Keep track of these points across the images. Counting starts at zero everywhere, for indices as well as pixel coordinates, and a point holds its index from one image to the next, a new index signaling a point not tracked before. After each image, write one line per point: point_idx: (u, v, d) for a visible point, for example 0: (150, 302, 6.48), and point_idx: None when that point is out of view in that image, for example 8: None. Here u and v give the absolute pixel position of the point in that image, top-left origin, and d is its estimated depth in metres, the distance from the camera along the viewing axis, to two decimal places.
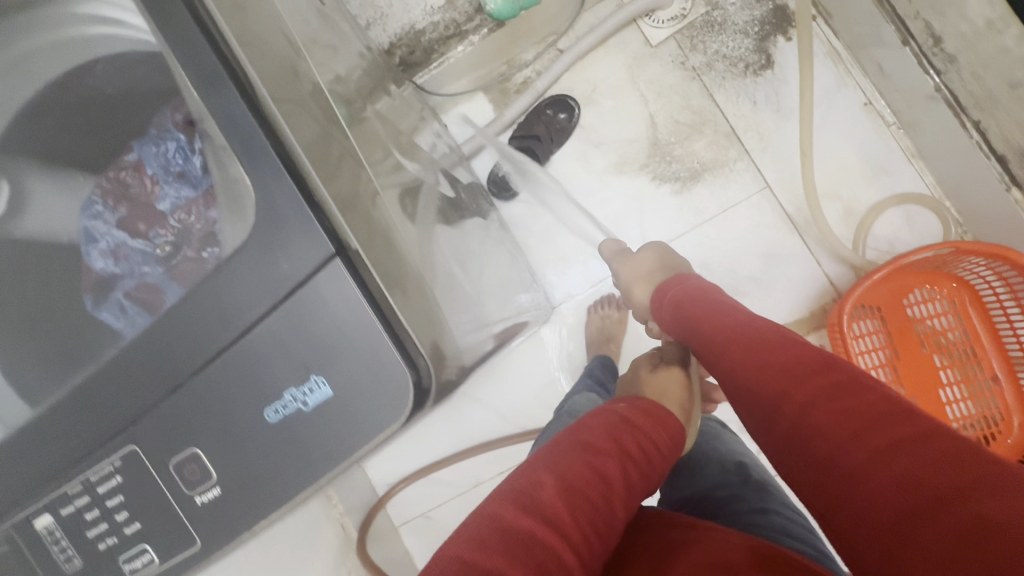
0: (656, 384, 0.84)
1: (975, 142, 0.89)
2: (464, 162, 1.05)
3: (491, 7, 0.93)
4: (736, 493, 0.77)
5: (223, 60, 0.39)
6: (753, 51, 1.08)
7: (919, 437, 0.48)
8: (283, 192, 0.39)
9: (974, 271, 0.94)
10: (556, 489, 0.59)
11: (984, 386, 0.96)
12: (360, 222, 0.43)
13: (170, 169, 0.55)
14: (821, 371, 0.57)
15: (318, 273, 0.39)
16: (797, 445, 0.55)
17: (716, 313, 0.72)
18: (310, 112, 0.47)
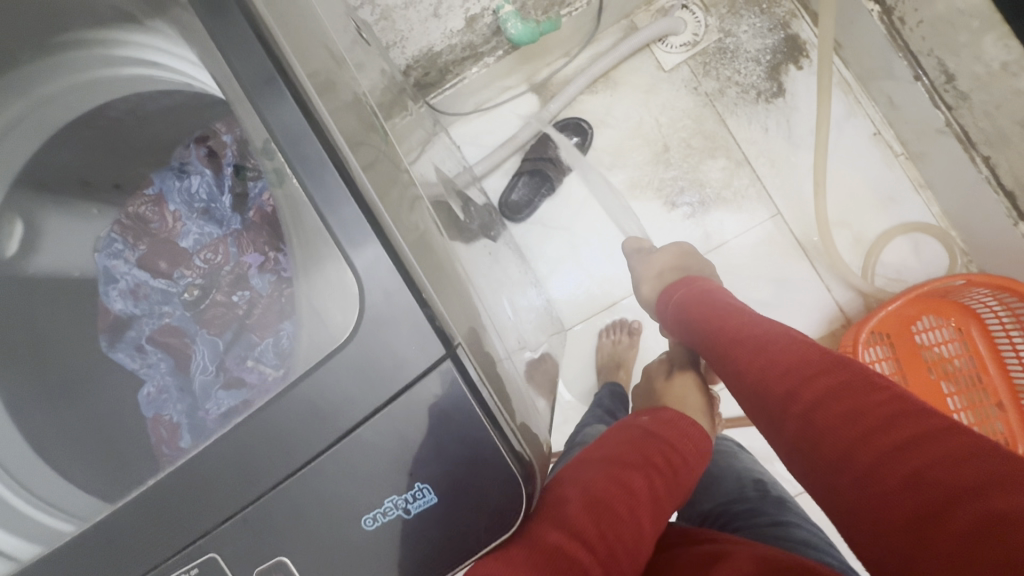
0: (674, 392, 0.85)
1: (984, 177, 0.91)
2: (477, 183, 1.03)
3: (513, 31, 0.91)
4: (755, 507, 0.71)
5: (294, 93, 0.34)
6: (765, 79, 1.09)
7: (934, 433, 0.46)
8: (357, 243, 0.34)
9: (980, 301, 0.96)
10: (581, 503, 0.52)
11: (989, 412, 0.97)
12: (428, 262, 0.39)
13: (192, 204, 0.49)
14: (831, 369, 0.57)
15: (431, 372, 0.34)
16: (810, 449, 0.54)
17: (726, 317, 0.74)
18: (369, 152, 0.41)
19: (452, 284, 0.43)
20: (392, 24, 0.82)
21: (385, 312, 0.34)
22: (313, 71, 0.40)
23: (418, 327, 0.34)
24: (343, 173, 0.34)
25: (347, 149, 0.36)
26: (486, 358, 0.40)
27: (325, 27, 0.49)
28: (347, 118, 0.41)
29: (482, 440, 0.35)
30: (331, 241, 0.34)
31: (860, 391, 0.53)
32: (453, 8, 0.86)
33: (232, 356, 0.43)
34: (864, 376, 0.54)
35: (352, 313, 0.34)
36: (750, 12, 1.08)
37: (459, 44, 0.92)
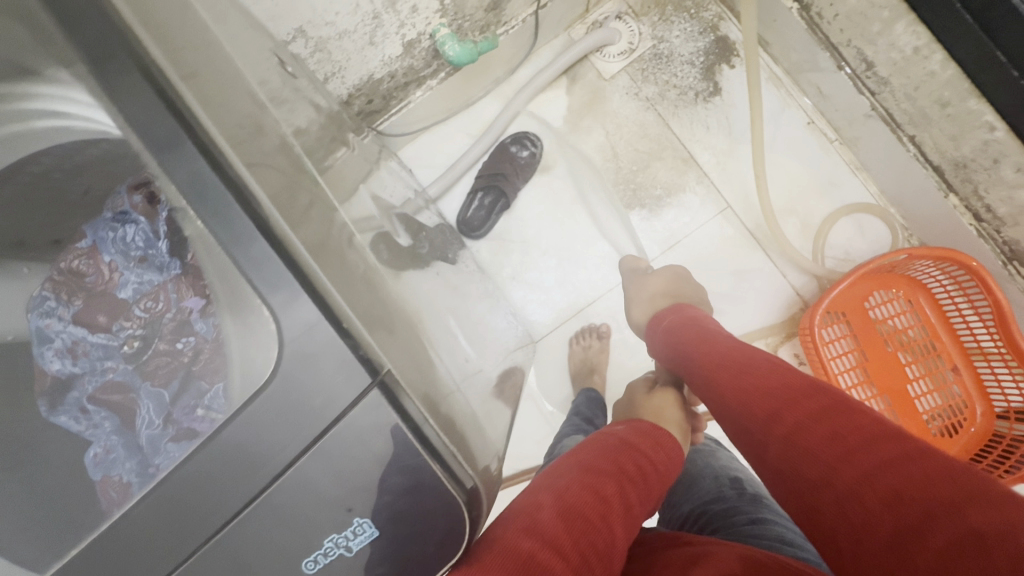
0: (652, 405, 0.84)
1: (912, 154, 0.96)
2: (432, 204, 1.03)
3: (450, 53, 0.92)
4: (732, 505, 0.71)
5: (202, 146, 0.33)
6: (701, 80, 1.13)
7: (909, 455, 0.49)
8: (275, 288, 0.33)
9: (926, 273, 1.00)
10: (556, 511, 0.53)
11: (946, 377, 1.02)
12: (362, 298, 0.38)
13: (126, 254, 0.46)
14: (812, 393, 0.60)
15: (361, 401, 0.33)
16: (791, 467, 0.55)
17: (710, 344, 0.77)
18: (289, 181, 0.40)
19: (393, 314, 0.42)
20: (328, 55, 0.80)
21: (307, 346, 0.33)
22: (226, 109, 0.39)
23: (341, 358, 0.33)
24: (250, 211, 0.33)
25: (257, 185, 0.35)
26: (426, 388, 0.39)
27: (244, 66, 0.48)
28: (271, 156, 0.40)
29: (420, 468, 0.34)
30: (244, 282, 0.33)
31: (840, 414, 0.55)
32: (390, 36, 0.85)
33: (179, 407, 0.41)
34: (842, 401, 0.57)
35: (273, 351, 0.33)
36: (680, 18, 1.13)
37: (399, 69, 0.93)
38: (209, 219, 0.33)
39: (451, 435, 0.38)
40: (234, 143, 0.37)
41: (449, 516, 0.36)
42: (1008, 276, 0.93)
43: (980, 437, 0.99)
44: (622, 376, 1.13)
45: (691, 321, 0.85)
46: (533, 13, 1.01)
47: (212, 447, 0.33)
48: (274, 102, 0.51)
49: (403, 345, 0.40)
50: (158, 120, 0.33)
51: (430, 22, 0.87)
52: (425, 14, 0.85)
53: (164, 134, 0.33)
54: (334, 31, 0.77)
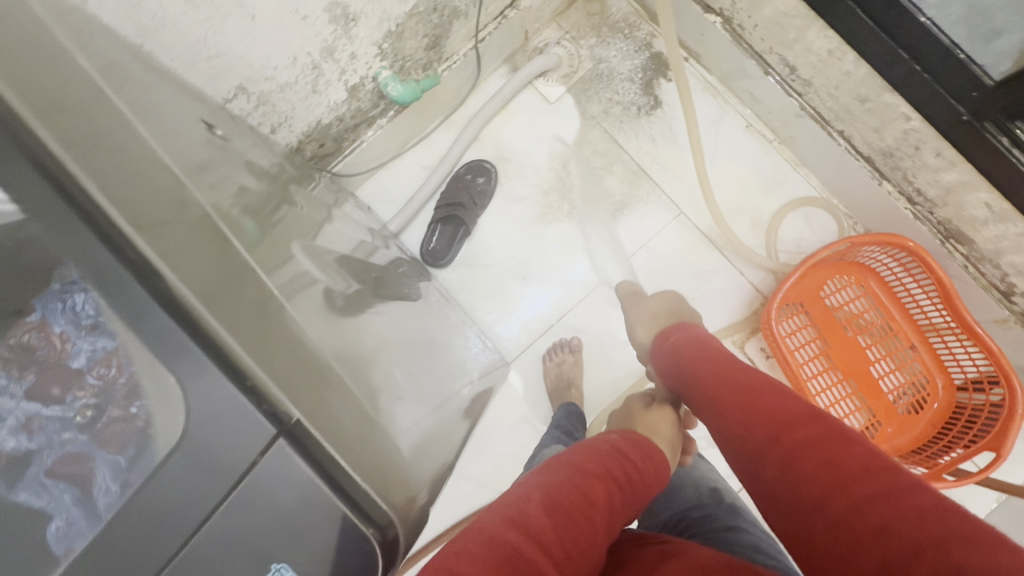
0: (647, 422, 0.81)
1: (844, 148, 1.01)
2: (390, 240, 1.05)
3: (394, 93, 0.95)
4: (710, 513, 0.72)
5: (94, 224, 0.33)
6: (642, 95, 1.18)
7: (902, 489, 0.46)
8: (177, 351, 0.34)
9: (876, 258, 1.05)
10: (543, 506, 0.53)
11: (906, 355, 1.05)
12: (288, 348, 0.39)
13: (79, 320, 0.34)
14: (812, 419, 0.55)
15: (268, 452, 0.35)
16: (784, 492, 0.52)
17: (715, 365, 0.70)
18: (210, 243, 0.40)
19: (327, 363, 0.44)
20: (273, 108, 0.83)
21: (213, 407, 0.34)
22: (148, 176, 0.39)
23: (241, 413, 0.35)
24: (154, 290, 0.34)
25: (166, 260, 0.35)
26: (351, 434, 0.40)
27: (170, 133, 0.50)
28: (194, 218, 0.41)
29: (333, 512, 0.36)
30: (153, 358, 0.34)
31: (836, 442, 0.51)
32: (332, 83, 0.88)
33: (136, 472, 0.34)
34: (842, 431, 0.53)
35: (178, 416, 0.34)
36: (616, 38, 1.18)
37: (346, 112, 0.95)
38: (105, 294, 0.33)
39: (373, 477, 0.39)
40: (153, 209, 0.36)
41: (364, 557, 0.37)
42: (946, 254, 0.97)
43: (943, 413, 1.01)
44: (598, 389, 1.14)
45: (701, 338, 0.79)
46: (472, 47, 1.06)
47: (132, 509, 0.33)
48: (205, 168, 0.53)
49: (333, 396, 0.42)
50: (54, 209, 0.32)
51: (371, 66, 0.90)
52: (365, 58, 0.88)
53: (59, 222, 0.33)
54: (275, 84, 0.79)
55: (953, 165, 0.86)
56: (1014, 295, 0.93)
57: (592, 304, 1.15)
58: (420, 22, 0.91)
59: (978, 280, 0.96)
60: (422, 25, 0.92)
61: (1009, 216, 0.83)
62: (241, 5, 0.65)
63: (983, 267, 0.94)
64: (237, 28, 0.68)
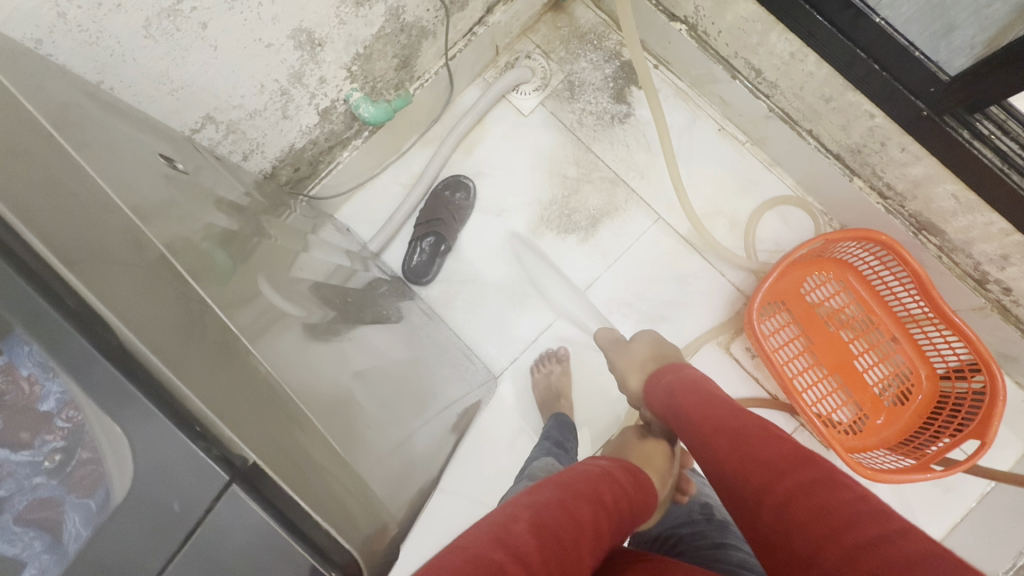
0: (642, 451, 0.83)
1: (814, 146, 1.03)
2: (369, 260, 1.05)
3: (365, 114, 0.95)
4: (698, 529, 0.72)
5: (31, 274, 0.32)
6: (614, 104, 1.19)
7: (895, 535, 0.45)
8: (119, 399, 0.32)
9: (853, 254, 1.06)
10: (530, 526, 0.52)
11: (888, 348, 1.05)
12: (245, 386, 0.39)
13: (46, 363, 0.32)
14: (803, 466, 0.55)
15: (217, 503, 0.33)
16: (778, 540, 0.51)
17: (709, 407, 0.70)
18: (160, 287, 0.38)
19: (288, 395, 0.43)
20: (243, 135, 0.83)
21: (156, 456, 0.33)
22: (91, 217, 0.38)
23: (193, 461, 0.33)
24: (99, 342, 0.32)
25: (112, 307, 0.33)
26: (312, 474, 0.39)
27: (127, 168, 0.50)
28: (145, 259, 0.40)
29: (294, 555, 0.35)
30: (100, 411, 0.33)
31: (829, 488, 0.51)
32: (302, 108, 0.88)
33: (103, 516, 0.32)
34: (834, 477, 0.53)
35: (127, 463, 0.33)
36: (586, 49, 1.20)
37: (320, 136, 0.96)
38: (41, 343, 0.32)
39: (329, 511, 0.39)
40: (97, 254, 0.35)
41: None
42: (920, 245, 0.98)
43: (929, 404, 1.02)
44: (587, 397, 1.14)
45: (695, 378, 0.78)
46: (443, 65, 1.06)
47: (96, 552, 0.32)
48: (168, 204, 0.52)
49: (297, 431, 0.41)
50: None
51: (341, 89, 0.91)
52: (335, 82, 0.89)
53: None
54: (243, 112, 0.79)
55: (919, 159, 0.87)
56: (989, 283, 0.94)
57: (577, 313, 1.15)
58: (388, 44, 0.91)
59: (953, 270, 0.97)
60: (390, 46, 0.92)
61: (977, 207, 0.85)
62: (202, 37, 0.65)
63: (956, 257, 0.96)
64: (200, 59, 0.68)
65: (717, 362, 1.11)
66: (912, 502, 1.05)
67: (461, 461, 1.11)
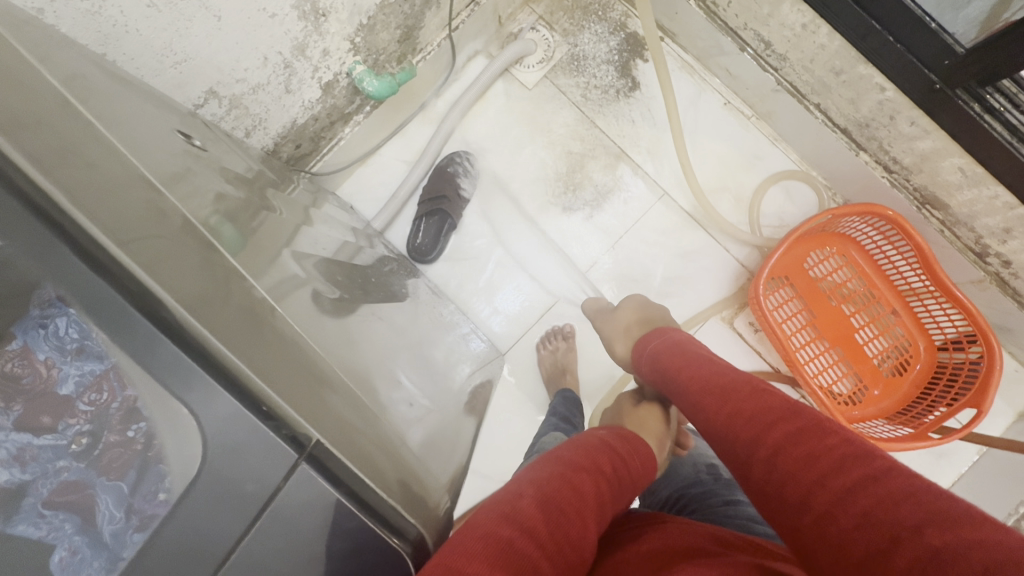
0: (635, 417, 0.84)
1: (821, 121, 1.02)
2: (375, 239, 1.05)
3: (370, 88, 0.92)
4: (709, 489, 0.74)
5: (86, 253, 0.31)
6: (620, 78, 1.17)
7: (880, 475, 0.45)
8: (183, 379, 0.32)
9: (856, 228, 1.07)
10: (535, 500, 0.51)
11: (889, 320, 1.07)
12: (288, 363, 0.38)
13: (64, 346, 0.33)
14: (789, 416, 0.54)
15: (293, 475, 0.33)
16: (771, 491, 0.50)
17: (694, 368, 0.70)
18: (188, 261, 0.37)
19: (325, 371, 0.43)
20: (246, 111, 0.80)
21: (231, 436, 0.33)
22: (123, 197, 0.37)
23: (266, 442, 0.33)
24: (159, 321, 0.32)
25: (165, 288, 0.32)
26: (371, 451, 0.40)
27: (141, 145, 0.48)
28: (182, 241, 0.39)
29: (359, 530, 0.36)
30: (163, 389, 0.32)
31: (814, 435, 0.50)
32: (305, 82, 0.85)
33: (139, 494, 0.33)
34: (820, 423, 0.52)
35: (196, 445, 0.33)
36: (590, 21, 1.17)
37: (321, 111, 0.93)
38: (103, 324, 0.31)
39: (390, 483, 0.40)
40: (141, 236, 0.34)
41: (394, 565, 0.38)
42: (923, 220, 0.99)
43: (926, 372, 1.05)
44: (592, 372, 1.15)
45: (679, 340, 0.79)
46: (446, 37, 1.03)
47: (167, 531, 0.32)
48: (179, 181, 0.50)
49: (331, 395, 0.41)
50: (48, 243, 0.30)
51: (344, 61, 0.88)
52: (338, 54, 0.86)
53: (43, 251, 0.30)
54: (247, 86, 0.77)
55: (927, 133, 0.88)
56: (989, 256, 0.96)
57: (583, 289, 1.15)
58: (392, 14, 0.89)
59: (955, 244, 0.98)
60: (394, 17, 0.89)
61: (983, 181, 0.86)
62: (206, 6, 0.63)
63: (958, 230, 0.97)
64: (204, 31, 0.65)
65: (719, 335, 1.13)
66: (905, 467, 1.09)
67: None
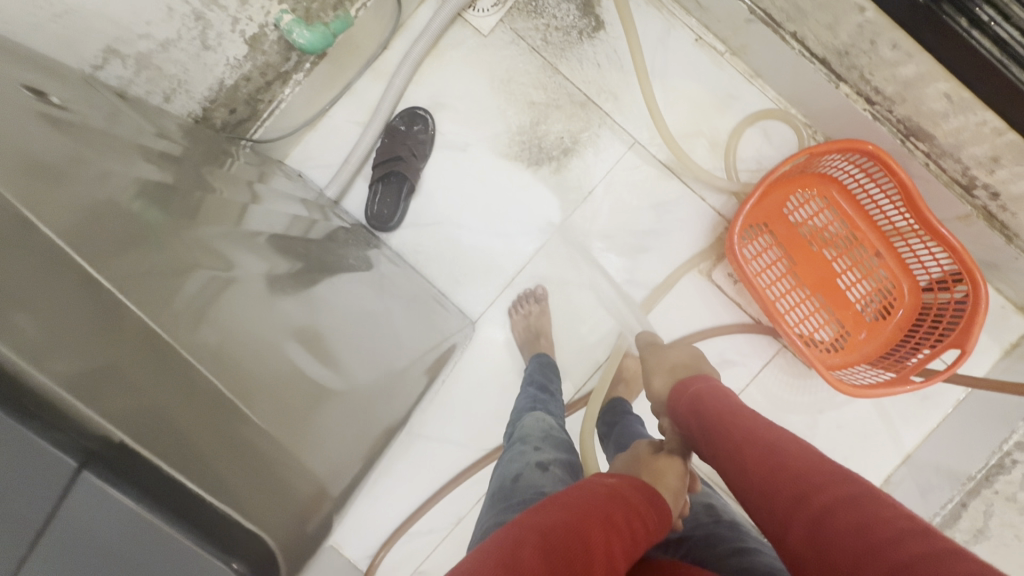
0: (652, 466, 0.73)
1: (798, 51, 0.94)
2: (329, 210, 0.98)
3: (301, 41, 0.84)
4: (712, 532, 0.70)
5: None
6: (582, 17, 1.08)
7: (942, 552, 0.41)
8: None
9: (837, 167, 1.01)
10: (539, 549, 0.48)
11: (872, 264, 1.03)
12: (127, 351, 0.34)
13: None
14: (837, 482, 0.51)
15: (63, 507, 0.30)
16: (813, 557, 0.47)
17: (735, 419, 0.67)
18: (78, 285, 0.33)
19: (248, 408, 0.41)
20: (160, 72, 0.72)
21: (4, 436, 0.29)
22: None
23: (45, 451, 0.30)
24: None
25: None
26: (212, 455, 0.37)
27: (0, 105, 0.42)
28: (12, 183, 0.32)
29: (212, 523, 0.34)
30: None
31: (867, 504, 0.47)
32: (225, 37, 0.77)
33: None
34: (873, 493, 0.49)
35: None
36: None
37: (252, 70, 0.86)
38: None
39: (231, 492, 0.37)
40: None
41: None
42: (907, 152, 0.93)
43: (909, 319, 1.01)
44: (568, 335, 1.11)
45: (719, 389, 0.76)
46: None
47: None
48: (90, 163, 0.43)
49: (244, 434, 0.40)
50: None
51: (268, 11, 0.80)
52: (259, 3, 0.78)
53: None
54: (154, 42, 0.69)
55: (911, 57, 0.80)
56: (976, 188, 0.91)
57: (555, 250, 1.10)
58: None
59: (940, 177, 0.93)
60: None
61: (970, 106, 0.79)
62: None
63: (944, 162, 0.91)
64: None
65: (698, 289, 1.08)
66: (889, 412, 1.07)
67: (444, 406, 1.10)
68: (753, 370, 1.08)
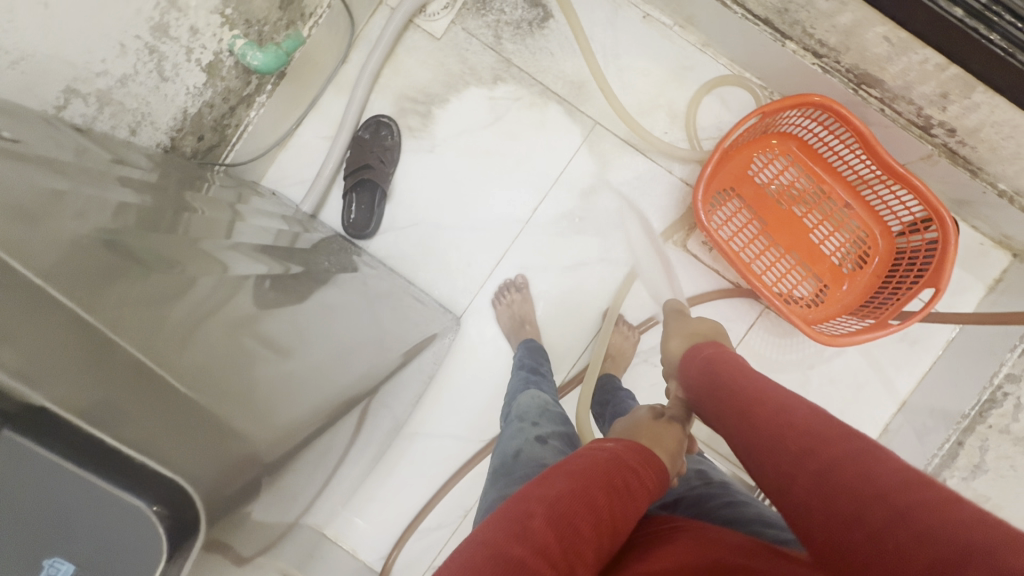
0: (654, 429, 0.71)
1: (740, 15, 0.96)
2: (306, 223, 1.02)
3: (256, 62, 0.88)
4: (704, 491, 0.69)
5: None
6: (529, 9, 1.10)
7: (946, 500, 0.41)
8: None
9: (795, 123, 1.02)
10: (548, 519, 0.49)
11: (842, 215, 1.04)
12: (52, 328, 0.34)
13: None
14: (846, 438, 0.51)
15: None
16: (817, 504, 0.47)
17: (745, 383, 0.67)
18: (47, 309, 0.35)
19: (234, 423, 0.42)
20: (122, 106, 0.75)
21: None
22: None
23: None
24: None
25: None
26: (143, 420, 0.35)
27: None
28: None
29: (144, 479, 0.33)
30: None
31: (876, 458, 0.47)
32: (181, 66, 0.82)
33: None
34: (883, 450, 0.48)
35: None
36: None
37: (214, 95, 0.90)
38: None
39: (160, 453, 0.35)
40: None
41: (133, 526, 0.32)
42: (861, 101, 0.95)
43: (885, 266, 1.02)
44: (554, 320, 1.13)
45: (732, 356, 0.76)
46: None
47: None
48: (64, 197, 0.46)
49: (235, 449, 0.41)
50: None
51: (220, 38, 0.85)
52: (210, 30, 0.83)
53: None
54: (112, 79, 0.72)
55: (845, 5, 0.81)
56: (933, 127, 0.91)
57: (530, 238, 1.12)
58: None
59: (897, 122, 0.94)
60: None
61: (909, 45, 0.80)
62: None
63: (898, 106, 0.92)
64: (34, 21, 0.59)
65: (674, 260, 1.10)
66: (881, 361, 1.07)
67: (440, 402, 1.12)
68: (740, 333, 1.09)
